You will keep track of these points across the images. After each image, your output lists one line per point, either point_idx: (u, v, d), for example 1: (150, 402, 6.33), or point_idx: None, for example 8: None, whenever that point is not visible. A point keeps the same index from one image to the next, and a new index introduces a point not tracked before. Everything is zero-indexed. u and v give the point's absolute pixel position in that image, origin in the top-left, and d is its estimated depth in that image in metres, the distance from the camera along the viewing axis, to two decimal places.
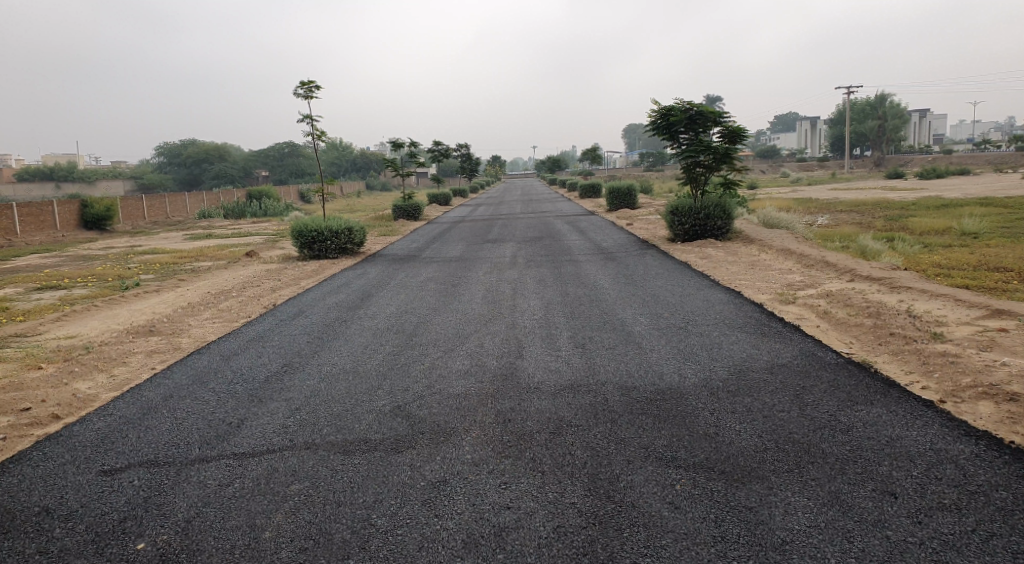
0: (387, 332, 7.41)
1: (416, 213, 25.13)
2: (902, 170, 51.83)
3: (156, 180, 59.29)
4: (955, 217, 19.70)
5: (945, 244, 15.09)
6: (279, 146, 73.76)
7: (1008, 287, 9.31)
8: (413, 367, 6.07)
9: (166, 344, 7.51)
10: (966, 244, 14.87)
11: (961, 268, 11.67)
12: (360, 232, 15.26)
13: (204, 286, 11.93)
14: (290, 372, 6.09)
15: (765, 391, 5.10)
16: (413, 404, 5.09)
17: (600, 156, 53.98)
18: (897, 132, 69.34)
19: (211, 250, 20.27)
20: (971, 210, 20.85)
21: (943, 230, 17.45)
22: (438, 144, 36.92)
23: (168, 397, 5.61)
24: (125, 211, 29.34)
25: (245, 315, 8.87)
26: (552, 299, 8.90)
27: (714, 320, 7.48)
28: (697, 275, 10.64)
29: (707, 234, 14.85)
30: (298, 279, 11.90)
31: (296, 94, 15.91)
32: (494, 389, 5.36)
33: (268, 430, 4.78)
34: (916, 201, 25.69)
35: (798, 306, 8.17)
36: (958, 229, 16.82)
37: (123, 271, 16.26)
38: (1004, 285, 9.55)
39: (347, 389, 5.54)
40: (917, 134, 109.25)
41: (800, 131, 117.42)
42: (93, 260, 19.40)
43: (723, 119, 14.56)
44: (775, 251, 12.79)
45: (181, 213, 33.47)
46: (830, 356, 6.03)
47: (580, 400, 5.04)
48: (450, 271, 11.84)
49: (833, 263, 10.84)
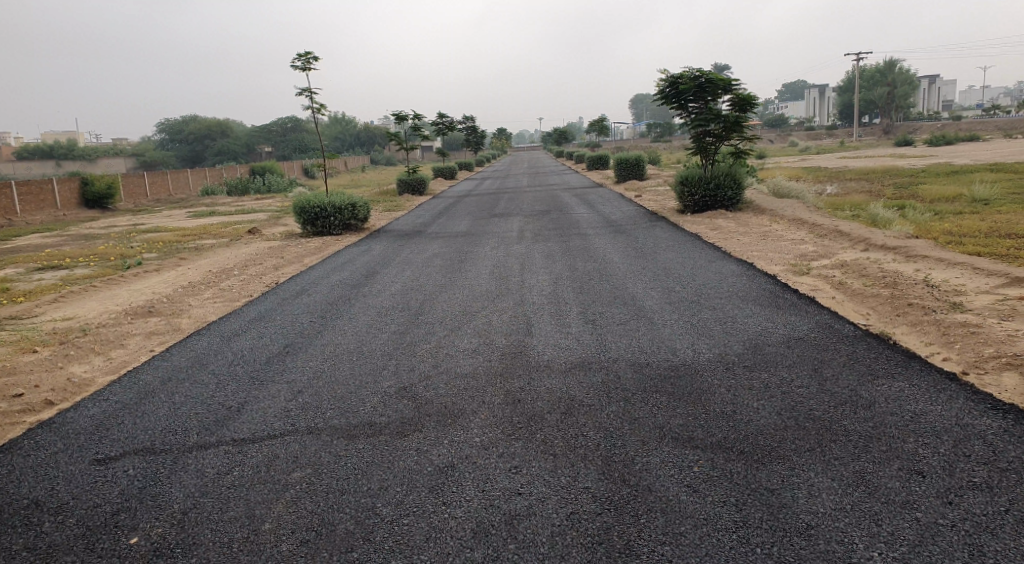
0: (391, 310, 7.25)
1: (420, 188, 24.83)
2: (911, 138, 51.03)
3: (157, 157, 59.03)
4: (966, 184, 19.30)
5: (956, 211, 14.77)
6: (281, 122, 73.27)
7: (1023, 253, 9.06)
8: (418, 346, 5.91)
9: (165, 325, 7.38)
10: (977, 211, 14.56)
11: (974, 235, 11.40)
12: (364, 207, 15.03)
13: (205, 264, 11.78)
14: (291, 353, 5.96)
15: (782, 366, 4.92)
16: (419, 385, 4.94)
17: (606, 128, 53.21)
18: (906, 98, 68.16)
19: (214, 227, 20.12)
20: (981, 177, 20.44)
21: (954, 197, 17.09)
22: (443, 116, 36.47)
23: (167, 381, 5.48)
24: (126, 189, 29.18)
25: (247, 294, 8.72)
26: (559, 274, 8.70)
27: (726, 294, 7.27)
28: (706, 246, 10.42)
29: (717, 204, 14.56)
30: (300, 256, 11.73)
31: (295, 66, 15.59)
32: (503, 368, 5.20)
33: (269, 414, 4.64)
34: (926, 168, 25.28)
35: (813, 277, 7.96)
36: (969, 196, 16.48)
37: (125, 250, 16.14)
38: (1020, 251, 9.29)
39: (351, 370, 5.39)
40: (926, 100, 107.64)
41: (807, 99, 115.72)
42: (96, 239, 19.29)
43: (732, 87, 14.18)
44: (787, 221, 12.51)
45: (184, 191, 33.28)
46: (848, 328, 5.83)
47: (591, 379, 4.87)
48: (456, 246, 11.64)
49: (847, 232, 10.55)
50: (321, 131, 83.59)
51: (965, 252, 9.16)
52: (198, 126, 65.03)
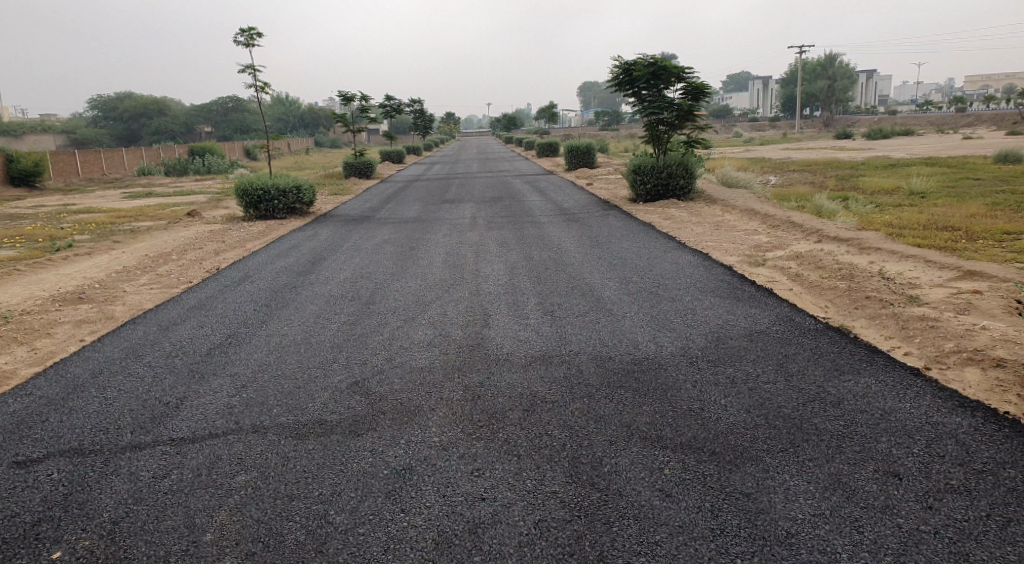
0: (341, 299, 6.90)
1: (368, 171, 24.19)
2: (847, 131, 52.87)
3: (88, 135, 56.09)
4: (903, 177, 19.96)
5: (896, 203, 15.23)
6: (223, 101, 70.60)
7: (963, 246, 9.33)
8: (371, 338, 5.60)
9: (97, 313, 6.84)
10: (915, 204, 15.04)
11: (914, 227, 11.73)
12: (310, 191, 14.45)
13: (142, 248, 11.09)
14: (235, 344, 5.56)
15: (746, 361, 4.84)
16: (373, 380, 4.66)
17: (556, 115, 53.09)
18: (845, 93, 70.47)
19: (151, 209, 19.09)
20: (918, 171, 21.18)
21: (893, 189, 17.63)
22: (392, 99, 35.64)
23: (98, 374, 5.03)
24: (55, 167, 27.51)
25: (187, 280, 8.20)
26: (516, 262, 8.48)
27: (686, 284, 7.19)
28: (662, 236, 10.39)
29: (669, 193, 14.58)
30: (244, 241, 11.17)
31: (237, 41, 14.80)
32: (462, 362, 4.96)
33: (211, 411, 4.28)
34: (866, 161, 26.11)
35: (769, 268, 7.98)
36: (907, 189, 17.02)
37: (55, 231, 15.14)
38: (960, 243, 9.57)
39: (299, 363, 5.06)
40: (864, 96, 111.53)
41: (753, 92, 118.34)
42: (23, 219, 18.06)
43: (685, 75, 14.16)
44: (738, 212, 12.60)
45: (119, 170, 31.60)
46: (809, 321, 5.80)
47: (553, 374, 4.69)
48: (408, 232, 11.29)
49: (798, 223, 10.68)
50: (266, 111, 80.96)
51: (909, 245, 9.37)
52: (134, 102, 62.03)
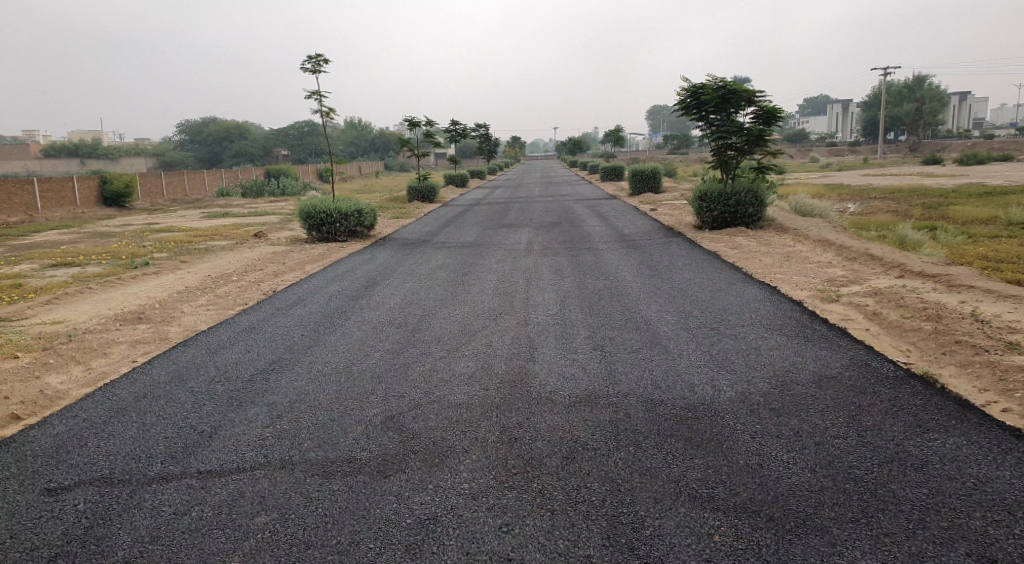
0: (388, 326, 6.78)
1: (430, 195, 24.46)
2: (934, 157, 50.11)
3: (177, 157, 59.46)
4: (998, 207, 18.55)
5: (989, 235, 14.09)
6: (301, 126, 73.65)
7: None
8: (412, 369, 5.43)
9: (154, 333, 6.97)
10: (1011, 235, 13.87)
11: (1010, 261, 10.76)
12: (371, 214, 14.60)
13: (208, 268, 11.40)
14: (277, 371, 5.50)
15: (814, 411, 4.38)
16: (409, 416, 4.46)
17: (622, 139, 52.53)
18: (931, 117, 67.08)
19: (226, 229, 19.84)
20: (1015, 200, 19.66)
21: (988, 220, 16.36)
22: (459, 124, 36.14)
23: (141, 397, 5.04)
24: (143, 188, 29.13)
25: (243, 302, 8.30)
26: (570, 291, 8.20)
27: (749, 321, 6.72)
28: (727, 266, 9.88)
29: (737, 221, 13.99)
30: (304, 263, 11.33)
31: (304, 68, 15.28)
32: (502, 399, 4.71)
33: (242, 443, 4.17)
34: (955, 189, 24.51)
35: (843, 304, 7.39)
36: (1001, 220, 15.76)
37: (136, 249, 15.88)
38: None
39: (337, 394, 4.93)
40: (951, 120, 105.94)
41: (830, 117, 114.37)
42: (109, 237, 19.06)
43: (757, 99, 13.63)
44: (811, 242, 11.91)
45: (200, 191, 33.19)
46: (887, 367, 5.27)
47: (598, 416, 4.37)
48: (464, 257, 11.19)
49: (877, 256, 9.95)
50: (341, 136, 83.93)
51: (1006, 281, 8.53)
52: (218, 127, 65.44)
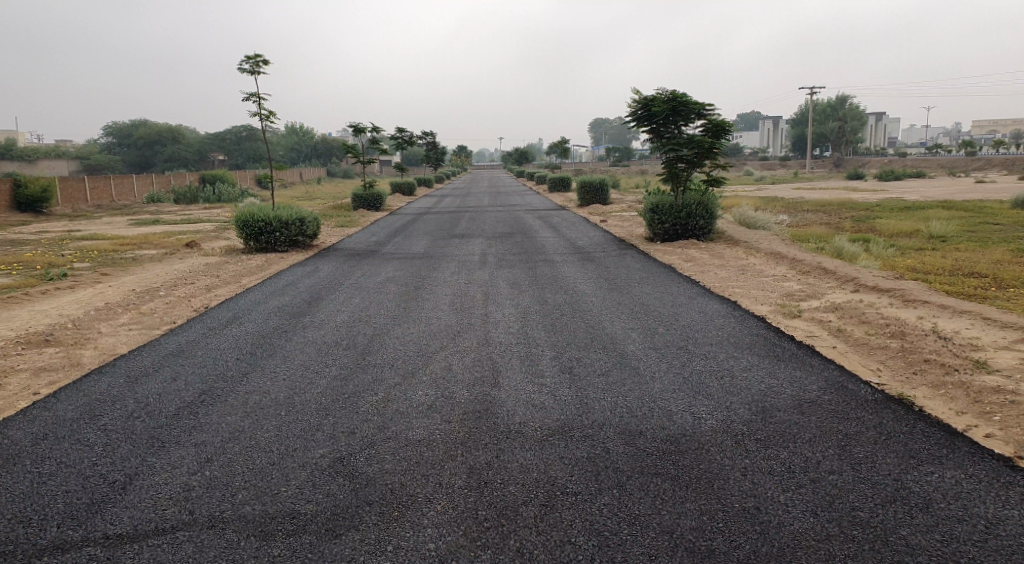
0: (334, 348, 6.21)
1: (378, 203, 23.76)
2: (859, 171, 52.55)
3: (102, 161, 56.34)
4: (922, 220, 19.31)
5: (916, 247, 14.54)
6: (237, 130, 71.13)
7: (995, 295, 8.63)
8: (362, 399, 4.89)
9: (63, 358, 6.17)
10: (936, 247, 14.34)
11: (939, 272, 11.03)
12: (314, 222, 13.92)
13: (132, 281, 10.48)
14: (207, 404, 4.86)
15: (802, 441, 4.09)
16: (360, 457, 3.94)
17: (566, 149, 52.98)
18: (855, 134, 70.34)
19: (157, 237, 18.61)
20: (934, 214, 20.54)
21: (913, 232, 16.96)
22: (403, 131, 35.40)
23: (40, 440, 4.31)
24: (65, 193, 27.19)
25: (170, 321, 7.54)
26: (528, 307, 7.81)
27: (717, 339, 6.46)
28: (684, 280, 9.70)
29: (688, 234, 13.95)
30: (239, 276, 10.54)
31: (242, 68, 14.48)
32: (465, 434, 4.24)
33: (162, 496, 3.56)
34: (880, 203, 25.55)
35: (806, 321, 7.24)
36: (925, 232, 16.35)
37: (54, 259, 14.61)
38: (989, 292, 8.86)
39: (278, 430, 4.36)
40: (872, 137, 111.64)
41: (762, 131, 118.69)
42: (24, 245, 17.57)
43: (706, 111, 13.62)
44: (763, 254, 11.93)
45: (129, 196, 31.36)
46: (864, 390, 5.05)
47: (574, 453, 3.96)
48: (413, 270, 10.65)
49: (830, 269, 9.96)
50: (280, 141, 81.56)
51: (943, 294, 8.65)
52: (149, 129, 62.35)
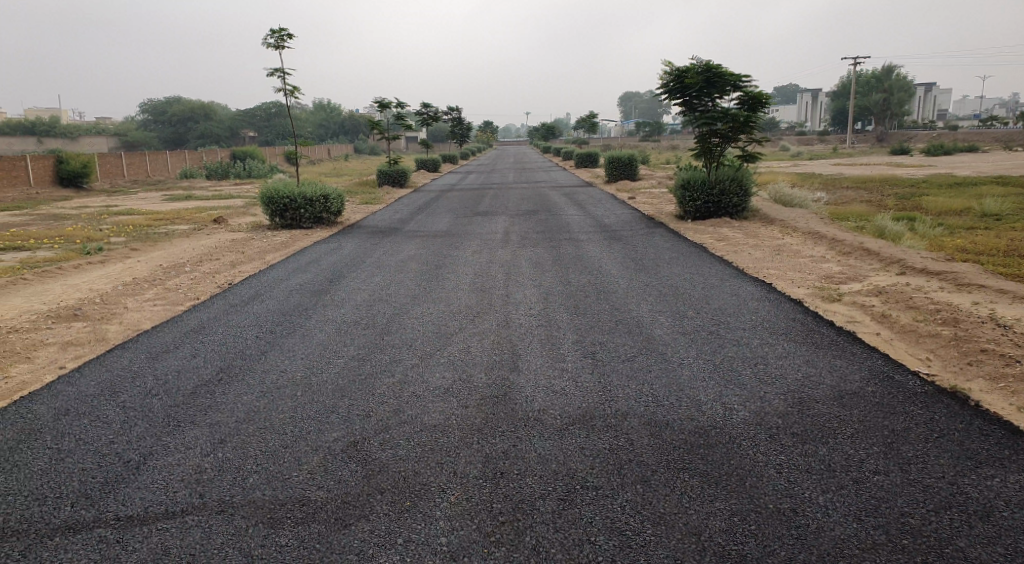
0: (354, 327, 6.07)
1: (401, 179, 23.58)
2: (904, 147, 50.56)
3: (139, 138, 57.30)
4: (972, 197, 18.39)
5: (965, 226, 13.84)
6: (269, 106, 71.60)
7: None
8: (379, 381, 4.73)
9: (90, 333, 6.15)
10: (987, 227, 13.63)
11: (989, 253, 10.45)
12: (338, 199, 13.80)
13: (161, 257, 10.51)
14: (225, 382, 4.75)
15: (843, 437, 3.81)
16: (374, 442, 3.78)
17: (596, 123, 52.03)
18: (900, 108, 67.64)
19: (189, 213, 18.77)
20: (985, 191, 19.55)
21: (961, 210, 16.16)
22: (430, 106, 35.09)
23: (62, 416, 4.24)
24: (103, 168, 27.67)
25: (195, 297, 7.49)
26: (552, 287, 7.58)
27: (751, 324, 6.15)
28: (716, 261, 9.33)
29: (721, 211, 13.48)
30: (266, 252, 10.50)
31: (267, 43, 14.36)
32: (483, 421, 4.05)
33: (174, 477, 3.45)
34: (926, 179, 24.47)
35: (847, 305, 6.86)
36: (975, 210, 15.56)
37: (90, 233, 14.80)
38: None
39: (291, 411, 4.23)
40: (918, 112, 107.41)
41: (801, 106, 115.13)
42: (63, 219, 17.85)
43: (742, 83, 13.04)
44: (801, 234, 11.43)
45: (163, 173, 31.79)
46: (913, 382, 4.71)
47: (597, 443, 3.74)
48: (438, 247, 10.47)
49: (873, 250, 9.47)
50: (311, 117, 81.92)
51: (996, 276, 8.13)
52: (184, 106, 63.08)
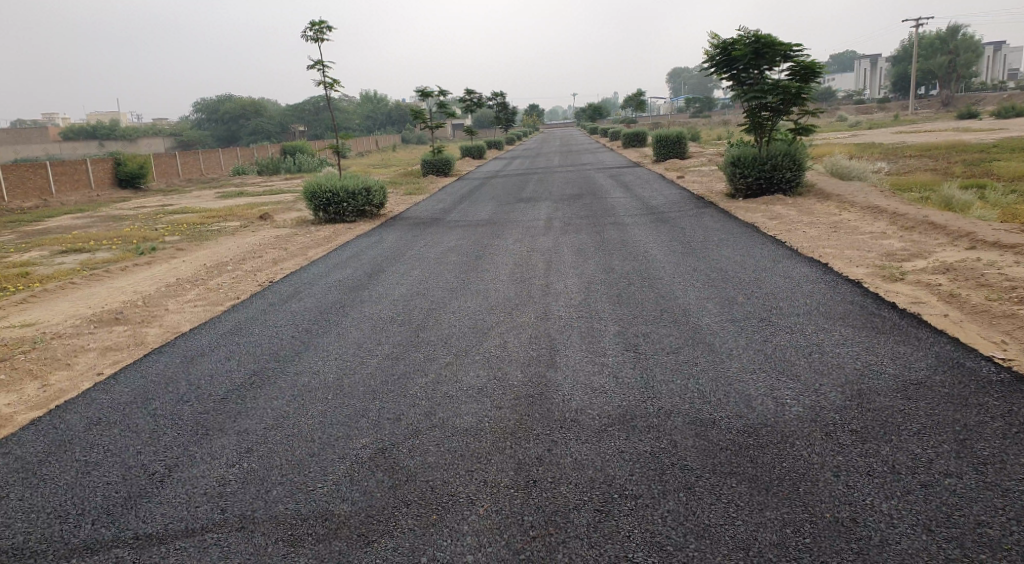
0: (390, 324, 5.98)
1: (446, 168, 23.51)
2: (973, 110, 47.71)
3: (195, 137, 59.05)
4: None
5: None
6: (317, 100, 72.75)
7: None
8: (412, 380, 4.61)
9: (129, 337, 6.25)
10: None
11: None
12: (381, 192, 13.81)
13: (206, 256, 10.69)
14: (257, 386, 4.72)
15: (908, 434, 3.47)
16: (403, 449, 3.66)
17: (643, 101, 50.90)
18: (966, 69, 63.83)
19: (239, 209, 19.17)
20: None
21: None
22: (475, 93, 34.89)
23: (92, 426, 4.28)
24: (160, 168, 28.58)
25: (234, 296, 7.55)
26: (593, 275, 7.33)
27: (805, 309, 5.77)
28: (768, 240, 8.88)
29: (774, 188, 12.88)
30: (307, 247, 10.56)
31: (307, 36, 14.38)
32: (517, 423, 3.87)
33: (197, 491, 3.41)
34: (996, 143, 22.95)
35: (910, 284, 6.38)
36: None
37: (147, 233, 15.26)
38: None
39: (321, 416, 4.15)
40: (987, 73, 101.26)
41: (859, 73, 110.05)
42: (121, 220, 18.49)
43: (794, 53, 12.38)
44: (860, 209, 10.80)
45: (216, 170, 32.66)
46: (986, 369, 4.30)
47: (637, 446, 3.52)
48: (479, 237, 10.32)
49: (940, 223, 8.84)
50: (358, 109, 82.92)
51: None
52: (236, 103, 64.67)
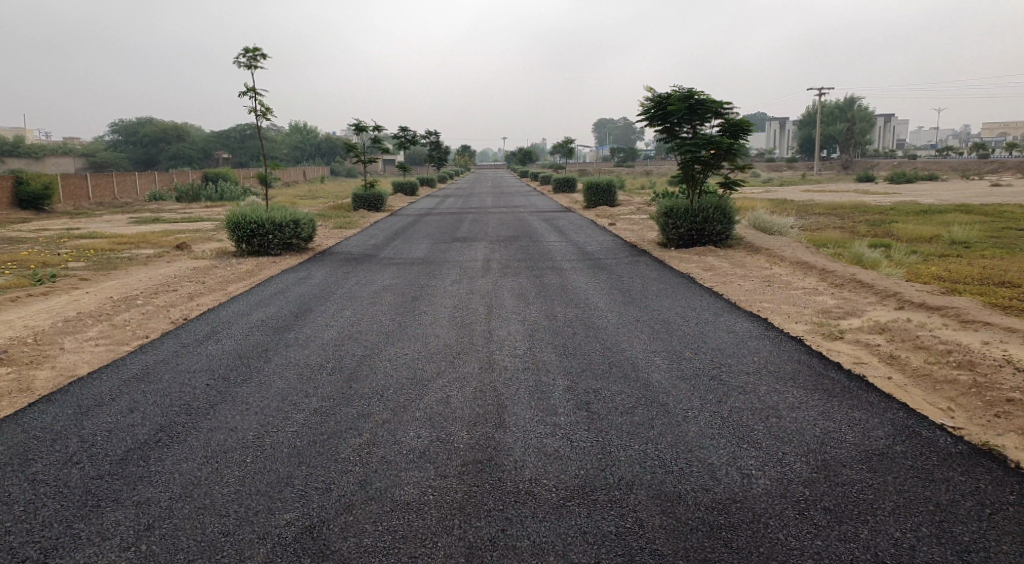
0: (318, 373, 5.43)
1: (379, 204, 22.97)
2: (869, 174, 51.50)
3: (107, 159, 55.74)
4: (940, 224, 18.47)
5: (940, 253, 13.70)
6: (243, 128, 70.57)
7: None
8: (343, 442, 4.10)
9: (11, 381, 5.41)
10: (960, 254, 13.50)
11: (966, 281, 10.21)
12: (309, 224, 13.19)
13: (113, 287, 9.74)
14: (162, 445, 4.08)
15: (883, 513, 3.29)
16: (336, 529, 3.16)
17: (572, 148, 52.11)
18: (865, 137, 69.24)
19: (154, 236, 17.90)
20: (953, 218, 19.64)
21: (931, 237, 16.09)
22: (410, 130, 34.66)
23: None
24: (66, 190, 26.57)
25: (141, 335, 6.78)
26: (537, 323, 7.03)
27: (754, 367, 5.65)
28: (706, 292, 8.89)
29: (705, 239, 13.12)
30: (228, 282, 9.80)
31: (239, 62, 13.77)
32: (466, 496, 3.45)
33: None
34: (893, 206, 24.62)
35: (850, 343, 6.42)
36: (946, 237, 15.51)
37: (44, 258, 13.87)
38: None
39: (238, 484, 3.58)
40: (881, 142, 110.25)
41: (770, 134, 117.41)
42: (15, 243, 16.83)
43: (725, 110, 12.76)
44: (789, 263, 11.08)
45: (130, 194, 30.71)
46: (942, 438, 4.23)
47: (601, 526, 3.17)
48: (414, 277, 9.87)
49: (866, 282, 9.11)
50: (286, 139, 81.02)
51: (985, 306, 7.80)
52: (155, 126, 61.83)
